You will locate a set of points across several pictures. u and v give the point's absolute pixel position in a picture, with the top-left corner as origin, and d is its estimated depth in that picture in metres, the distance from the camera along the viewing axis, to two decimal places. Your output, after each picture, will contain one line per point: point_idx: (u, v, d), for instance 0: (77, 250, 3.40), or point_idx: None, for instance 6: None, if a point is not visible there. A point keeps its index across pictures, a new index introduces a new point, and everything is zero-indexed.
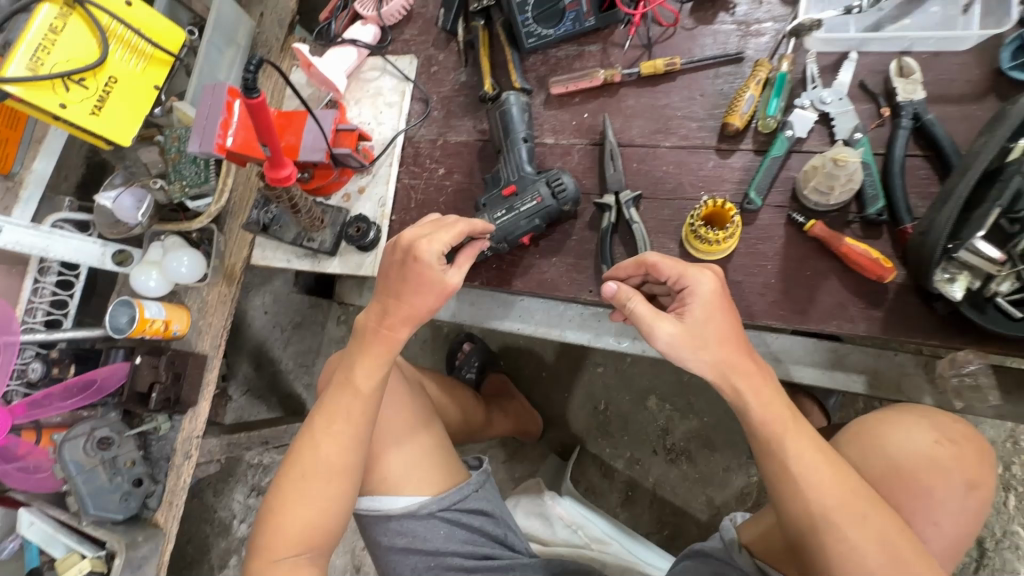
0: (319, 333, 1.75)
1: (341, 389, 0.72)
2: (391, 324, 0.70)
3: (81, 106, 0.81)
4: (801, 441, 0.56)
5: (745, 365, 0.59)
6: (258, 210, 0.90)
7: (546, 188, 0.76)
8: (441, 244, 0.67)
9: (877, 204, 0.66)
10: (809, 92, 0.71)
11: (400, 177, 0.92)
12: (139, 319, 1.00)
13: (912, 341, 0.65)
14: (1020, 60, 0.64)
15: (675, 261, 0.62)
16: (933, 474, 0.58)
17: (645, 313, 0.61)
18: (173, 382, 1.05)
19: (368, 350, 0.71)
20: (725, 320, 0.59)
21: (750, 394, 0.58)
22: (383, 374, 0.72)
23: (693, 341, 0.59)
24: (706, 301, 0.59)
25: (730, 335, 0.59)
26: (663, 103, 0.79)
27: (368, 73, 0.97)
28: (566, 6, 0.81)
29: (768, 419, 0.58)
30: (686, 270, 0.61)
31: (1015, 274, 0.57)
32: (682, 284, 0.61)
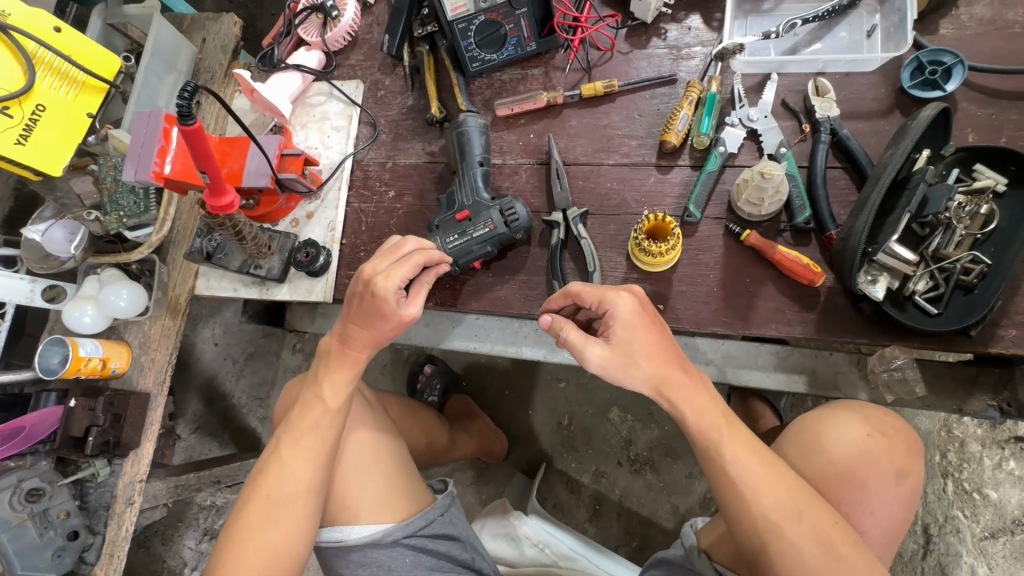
0: (273, 363, 1.67)
1: (314, 401, 0.70)
2: (355, 343, 0.70)
3: (7, 135, 0.78)
4: (737, 442, 0.60)
5: (684, 374, 0.62)
6: (201, 238, 0.89)
7: (500, 216, 0.76)
8: (399, 279, 0.66)
9: (804, 213, 0.70)
10: (736, 111, 0.76)
11: (350, 200, 0.91)
12: (72, 358, 0.95)
13: (845, 341, 0.68)
14: (918, 80, 0.70)
15: (594, 288, 0.64)
16: (867, 465, 0.62)
17: (577, 337, 0.62)
18: (112, 424, 0.99)
19: (336, 366, 0.71)
20: (650, 336, 0.62)
21: (684, 404, 0.61)
22: (351, 389, 0.71)
23: (619, 362, 0.61)
24: (626, 322, 0.62)
25: (657, 353, 0.62)
26: (604, 123, 0.82)
27: (313, 98, 0.96)
28: (508, 32, 0.83)
29: (705, 426, 0.61)
30: (606, 294, 0.63)
31: (929, 274, 0.63)
32: (603, 308, 0.63)
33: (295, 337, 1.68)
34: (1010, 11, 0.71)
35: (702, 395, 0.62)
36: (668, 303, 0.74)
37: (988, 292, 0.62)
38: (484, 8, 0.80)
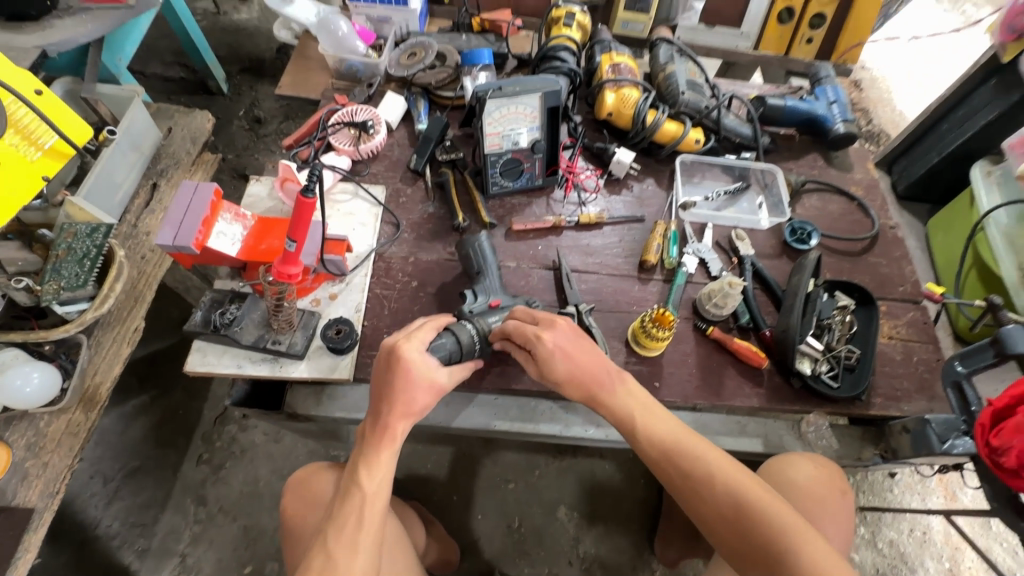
0: (166, 479, 1.40)
1: (373, 489, 0.75)
2: (397, 431, 0.77)
3: None
4: (660, 425, 0.79)
5: (635, 400, 0.81)
6: (213, 311, 0.87)
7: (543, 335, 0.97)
8: (419, 342, 0.78)
9: (746, 316, 0.98)
10: (691, 245, 1.06)
11: (373, 287, 0.97)
12: None
13: (784, 409, 0.93)
14: (796, 236, 1.07)
15: (521, 330, 0.82)
16: (820, 491, 0.82)
17: (521, 359, 0.84)
18: None
19: (383, 458, 0.76)
20: (568, 363, 0.81)
21: (614, 406, 0.81)
22: (386, 476, 0.76)
23: (550, 381, 0.82)
24: (546, 353, 0.80)
25: (577, 374, 0.81)
26: (595, 244, 1.06)
27: (339, 195, 1.06)
28: (524, 169, 1.07)
29: (625, 415, 0.80)
30: (528, 334, 0.81)
31: (828, 360, 0.93)
32: (530, 344, 0.81)
33: (203, 446, 1.46)
34: (831, 203, 1.15)
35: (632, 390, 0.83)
36: (662, 380, 0.93)
37: (863, 371, 0.93)
38: (512, 149, 1.03)
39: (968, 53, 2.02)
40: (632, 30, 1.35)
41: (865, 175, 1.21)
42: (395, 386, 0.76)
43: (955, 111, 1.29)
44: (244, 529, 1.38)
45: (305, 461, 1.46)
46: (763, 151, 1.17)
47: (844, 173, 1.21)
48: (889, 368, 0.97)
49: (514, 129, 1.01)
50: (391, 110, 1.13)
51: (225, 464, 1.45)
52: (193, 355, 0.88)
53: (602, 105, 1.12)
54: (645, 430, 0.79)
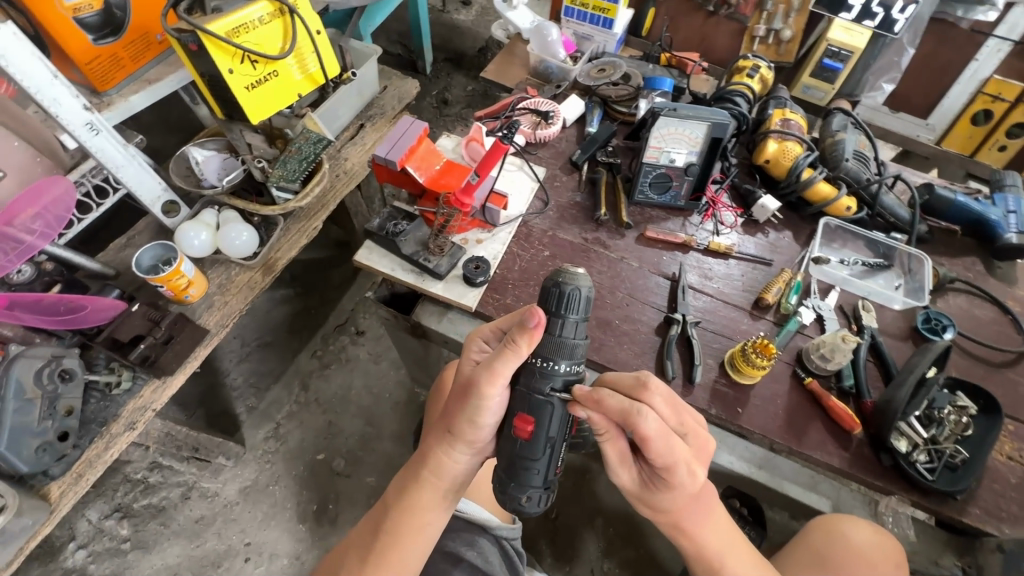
0: (286, 359, 1.67)
1: (413, 514, 0.83)
2: (428, 467, 0.83)
3: (243, 79, 1.21)
4: (736, 565, 0.77)
5: (719, 538, 0.77)
6: (388, 221, 1.08)
7: (538, 456, 0.75)
8: (480, 347, 0.82)
9: (850, 379, 0.97)
10: (811, 299, 1.08)
11: (512, 244, 1.12)
12: (175, 268, 1.13)
13: (865, 481, 0.91)
14: (928, 324, 1.04)
15: (672, 450, 0.66)
16: (873, 553, 0.82)
17: (616, 456, 0.71)
18: (161, 343, 1.15)
19: (419, 493, 0.83)
20: (685, 498, 0.71)
21: (703, 537, 0.75)
22: (431, 496, 0.84)
23: (646, 500, 0.73)
24: (682, 484, 0.69)
25: (686, 508, 0.73)
26: (717, 270, 1.12)
27: (506, 165, 1.24)
28: (671, 186, 1.17)
29: (709, 546, 0.76)
30: (681, 461, 0.67)
31: (928, 451, 0.90)
32: (670, 468, 0.67)
33: (319, 344, 1.71)
34: (980, 308, 1.10)
35: (717, 523, 0.77)
36: (746, 407, 0.96)
37: (966, 474, 0.88)
38: (666, 165, 1.14)
39: None
40: (812, 95, 1.39)
41: None
42: (454, 404, 0.79)
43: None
44: (329, 423, 1.59)
45: (392, 387, 1.65)
46: (915, 237, 1.16)
47: (1005, 284, 1.14)
48: (1000, 485, 0.90)
49: (675, 149, 1.12)
50: (570, 109, 1.30)
51: (331, 364, 1.68)
52: (363, 250, 1.09)
53: (762, 151, 1.19)
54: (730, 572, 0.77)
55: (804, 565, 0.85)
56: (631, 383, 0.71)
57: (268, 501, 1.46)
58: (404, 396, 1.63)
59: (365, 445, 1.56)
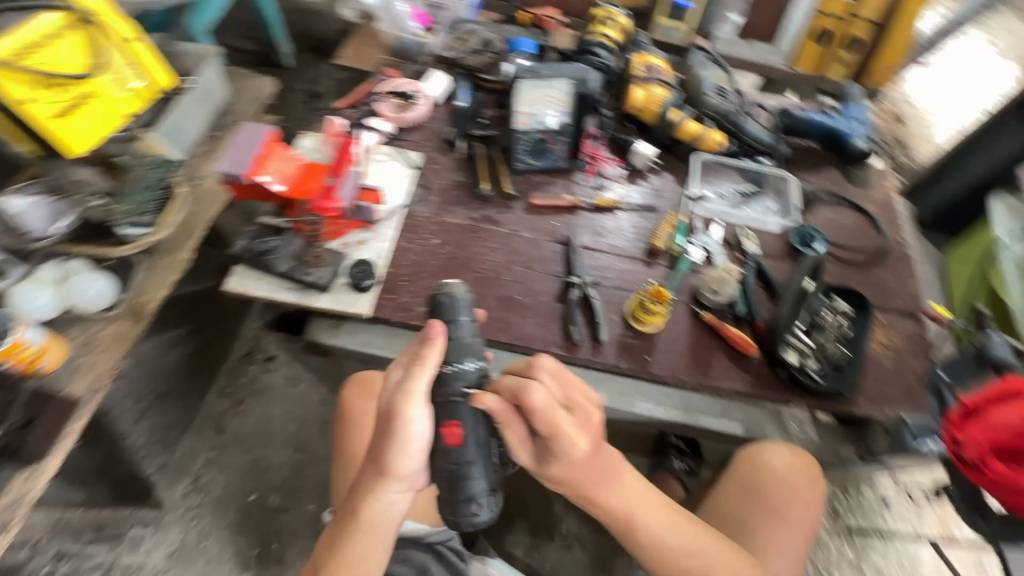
0: (192, 405, 1.53)
1: (346, 567, 0.76)
2: (363, 515, 0.75)
3: (47, 108, 1.03)
4: (650, 520, 0.76)
5: (630, 495, 0.76)
6: (254, 240, 0.98)
7: (474, 459, 0.69)
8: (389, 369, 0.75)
9: (742, 306, 1.02)
10: (699, 237, 1.11)
11: (398, 239, 1.07)
12: (13, 339, 0.94)
13: (768, 398, 0.97)
14: (802, 240, 1.11)
15: (553, 421, 0.65)
16: (795, 477, 0.90)
17: (516, 441, 0.70)
18: (21, 428, 0.94)
19: (353, 542, 0.76)
20: (582, 468, 0.70)
21: (611, 498, 0.74)
22: (370, 539, 0.76)
23: (546, 475, 0.72)
24: (571, 455, 0.68)
25: (592, 473, 0.71)
26: (607, 226, 1.13)
27: (377, 155, 1.16)
28: (549, 149, 1.15)
29: (621, 508, 0.76)
30: (563, 432, 0.66)
31: (817, 357, 0.97)
32: (556, 440, 0.66)
33: (227, 380, 1.58)
34: (844, 215, 1.19)
35: (627, 486, 0.76)
36: (653, 354, 0.99)
37: (850, 371, 0.96)
38: (540, 130, 1.12)
39: None
40: (670, 37, 1.42)
41: (882, 194, 1.24)
42: (377, 440, 0.70)
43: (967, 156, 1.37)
44: (254, 460, 1.48)
45: (316, 408, 1.56)
46: (780, 159, 1.22)
47: (861, 189, 1.24)
48: (879, 373, 0.99)
49: (545, 111, 1.11)
50: (435, 86, 1.23)
51: (245, 399, 1.56)
52: (234, 277, 0.99)
53: (631, 99, 1.19)
54: (643, 525, 0.76)
55: (738, 501, 0.92)
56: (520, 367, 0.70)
57: (202, 560, 1.35)
58: (331, 413, 1.55)
59: (298, 474, 1.47)
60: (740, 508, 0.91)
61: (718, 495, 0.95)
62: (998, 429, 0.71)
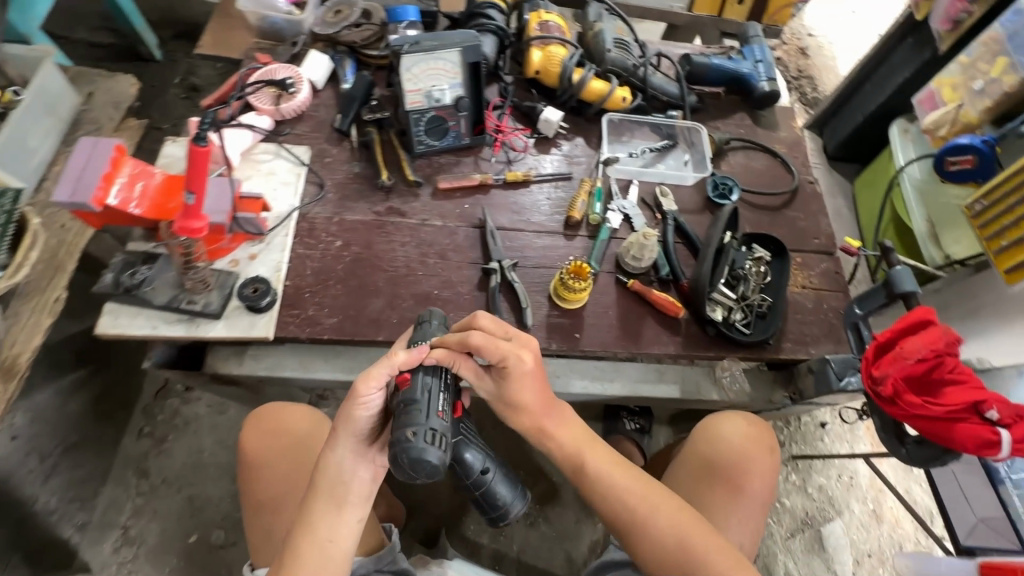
0: (106, 453, 1.38)
1: (307, 538, 0.71)
2: (322, 479, 0.73)
3: None
4: (600, 458, 0.78)
5: (575, 432, 0.79)
6: (122, 273, 0.87)
7: (418, 395, 0.69)
8: None
9: (665, 268, 1.00)
10: (616, 201, 1.07)
11: (295, 247, 0.97)
12: None
13: (699, 357, 0.96)
14: (718, 191, 1.09)
15: (497, 348, 0.71)
16: (749, 446, 0.90)
17: (473, 377, 0.75)
18: None
19: (316, 510, 0.73)
20: (534, 391, 0.75)
21: (558, 431, 0.78)
22: (337, 521, 0.73)
23: (505, 405, 0.77)
24: (520, 376, 0.73)
25: (539, 400, 0.76)
26: (521, 202, 1.07)
27: (258, 155, 1.04)
28: (449, 127, 1.06)
29: (571, 443, 0.79)
30: (507, 353, 0.71)
31: (741, 309, 0.97)
32: (503, 363, 0.72)
33: (143, 419, 1.44)
34: (755, 160, 1.18)
35: (572, 422, 0.80)
36: (582, 331, 0.96)
37: (774, 318, 0.97)
38: (434, 106, 1.03)
39: (892, 14, 2.07)
40: None
41: (790, 134, 1.24)
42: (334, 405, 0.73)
43: (864, 86, 1.40)
44: (189, 498, 1.37)
45: None
46: (689, 109, 1.19)
47: (769, 131, 1.23)
48: (801, 315, 1.01)
49: (435, 86, 1.01)
50: (314, 68, 1.10)
51: (168, 436, 1.43)
52: (105, 317, 0.86)
53: (529, 62, 1.12)
54: (591, 465, 0.77)
55: (698, 475, 0.91)
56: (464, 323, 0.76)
57: None
58: None
59: (241, 504, 1.38)
60: (698, 484, 0.90)
61: (677, 471, 0.94)
62: (900, 360, 0.72)
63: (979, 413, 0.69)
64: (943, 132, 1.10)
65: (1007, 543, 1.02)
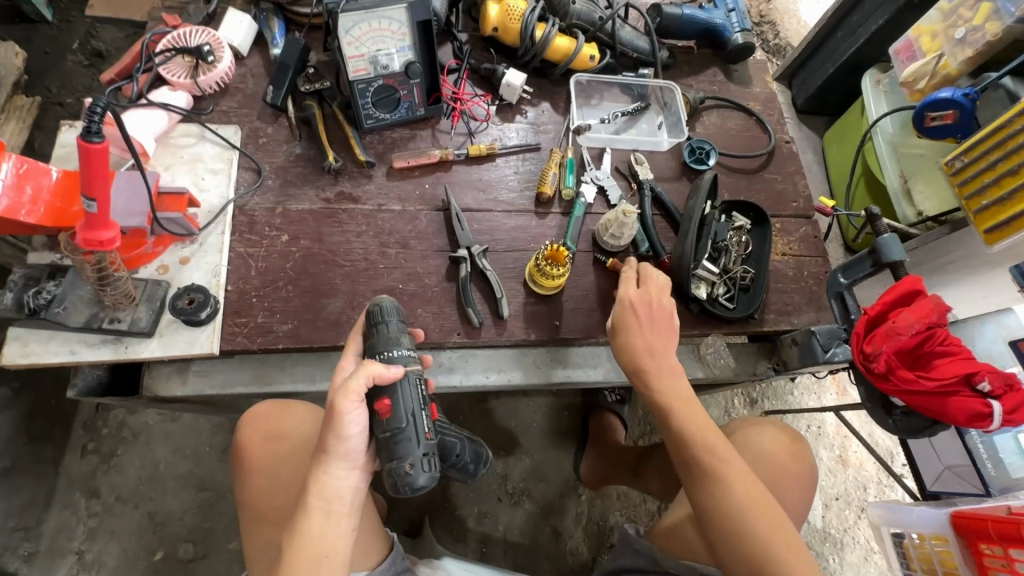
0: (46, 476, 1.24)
1: (296, 548, 0.61)
2: (311, 489, 0.63)
3: None
4: (701, 423, 0.75)
5: (684, 396, 0.77)
6: (26, 293, 0.73)
7: (404, 424, 0.63)
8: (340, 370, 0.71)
9: (644, 244, 0.95)
10: (589, 172, 0.99)
11: (233, 245, 0.85)
12: None
13: (683, 335, 0.93)
14: (694, 157, 1.03)
15: (654, 291, 0.81)
16: (786, 458, 0.90)
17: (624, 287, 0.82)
18: None
19: (304, 521, 0.62)
20: (663, 341, 0.79)
21: (661, 386, 0.77)
22: (329, 535, 0.62)
23: (621, 329, 0.80)
24: (655, 320, 0.80)
25: (657, 345, 0.79)
26: (487, 178, 0.97)
27: (177, 139, 0.90)
28: (401, 97, 0.94)
29: (676, 400, 0.76)
30: (659, 296, 0.81)
31: (724, 282, 0.93)
32: (647, 296, 0.81)
33: (86, 435, 1.30)
34: (730, 120, 1.12)
35: (677, 382, 0.78)
36: (562, 318, 0.90)
37: (757, 290, 0.94)
38: (382, 74, 0.90)
39: None
40: None
41: (764, 89, 1.17)
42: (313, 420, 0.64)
43: (835, 34, 1.34)
44: (149, 514, 1.28)
45: (210, 437, 1.35)
46: (661, 67, 1.10)
47: (743, 88, 1.16)
48: (782, 284, 0.98)
49: (381, 50, 0.88)
50: (235, 31, 0.95)
51: (116, 450, 1.31)
52: (11, 346, 0.74)
53: (485, 18, 1.00)
54: (690, 429, 0.74)
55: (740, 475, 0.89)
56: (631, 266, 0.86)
57: None
58: (229, 440, 1.35)
59: (207, 514, 1.30)
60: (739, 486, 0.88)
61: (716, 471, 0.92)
62: (893, 335, 0.70)
63: (971, 389, 0.68)
64: (922, 84, 1.08)
65: (970, 487, 1.07)
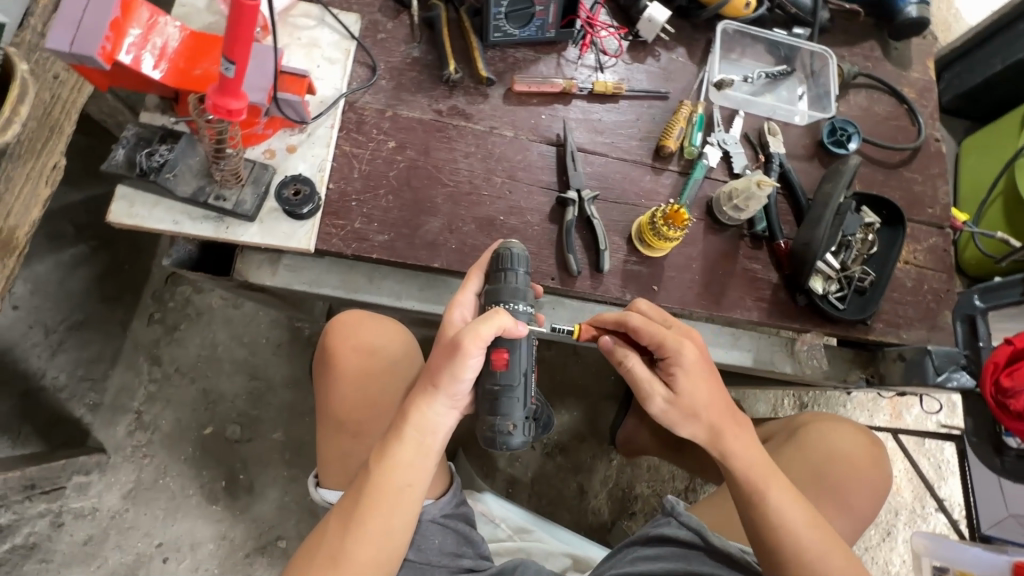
0: (114, 336, 1.28)
1: (383, 473, 0.63)
2: (411, 421, 0.64)
3: None
4: (741, 445, 0.70)
5: (720, 405, 0.71)
6: (141, 153, 0.71)
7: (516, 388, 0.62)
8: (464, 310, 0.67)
9: (763, 223, 0.87)
10: (716, 134, 0.91)
11: (340, 142, 0.81)
12: None
13: (782, 326, 0.87)
14: (834, 138, 0.93)
15: (653, 329, 0.71)
16: (860, 458, 0.89)
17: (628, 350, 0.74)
18: None
19: (396, 449, 0.63)
20: (707, 382, 0.71)
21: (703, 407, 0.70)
22: (415, 469, 0.64)
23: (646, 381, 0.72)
24: (688, 369, 0.70)
25: (698, 370, 0.71)
26: (608, 119, 0.90)
27: (296, 19, 0.85)
28: (536, 13, 0.86)
29: (715, 418, 0.70)
30: (667, 335, 0.70)
31: (839, 280, 0.87)
32: (662, 349, 0.71)
33: (154, 305, 1.33)
34: (880, 103, 1.00)
35: (715, 396, 0.71)
36: (660, 283, 0.85)
37: (874, 295, 0.87)
38: None
39: None
40: None
41: (923, 75, 1.04)
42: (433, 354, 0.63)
43: None
44: (203, 391, 1.32)
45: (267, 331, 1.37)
46: (818, 29, 0.98)
47: (899, 70, 1.03)
48: (899, 294, 0.90)
49: None
50: None
51: (180, 325, 1.33)
52: (119, 204, 0.73)
53: None
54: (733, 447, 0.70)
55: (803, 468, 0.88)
56: (613, 313, 0.75)
57: (164, 497, 1.26)
58: (285, 337, 1.38)
59: (256, 402, 1.34)
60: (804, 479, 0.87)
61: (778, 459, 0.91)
62: None
63: None
64: None
65: None
